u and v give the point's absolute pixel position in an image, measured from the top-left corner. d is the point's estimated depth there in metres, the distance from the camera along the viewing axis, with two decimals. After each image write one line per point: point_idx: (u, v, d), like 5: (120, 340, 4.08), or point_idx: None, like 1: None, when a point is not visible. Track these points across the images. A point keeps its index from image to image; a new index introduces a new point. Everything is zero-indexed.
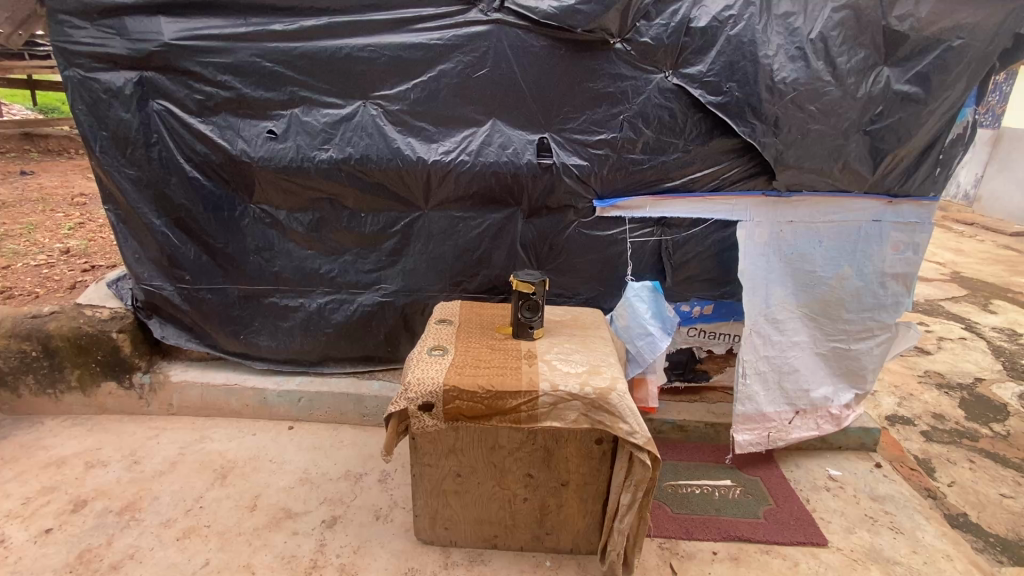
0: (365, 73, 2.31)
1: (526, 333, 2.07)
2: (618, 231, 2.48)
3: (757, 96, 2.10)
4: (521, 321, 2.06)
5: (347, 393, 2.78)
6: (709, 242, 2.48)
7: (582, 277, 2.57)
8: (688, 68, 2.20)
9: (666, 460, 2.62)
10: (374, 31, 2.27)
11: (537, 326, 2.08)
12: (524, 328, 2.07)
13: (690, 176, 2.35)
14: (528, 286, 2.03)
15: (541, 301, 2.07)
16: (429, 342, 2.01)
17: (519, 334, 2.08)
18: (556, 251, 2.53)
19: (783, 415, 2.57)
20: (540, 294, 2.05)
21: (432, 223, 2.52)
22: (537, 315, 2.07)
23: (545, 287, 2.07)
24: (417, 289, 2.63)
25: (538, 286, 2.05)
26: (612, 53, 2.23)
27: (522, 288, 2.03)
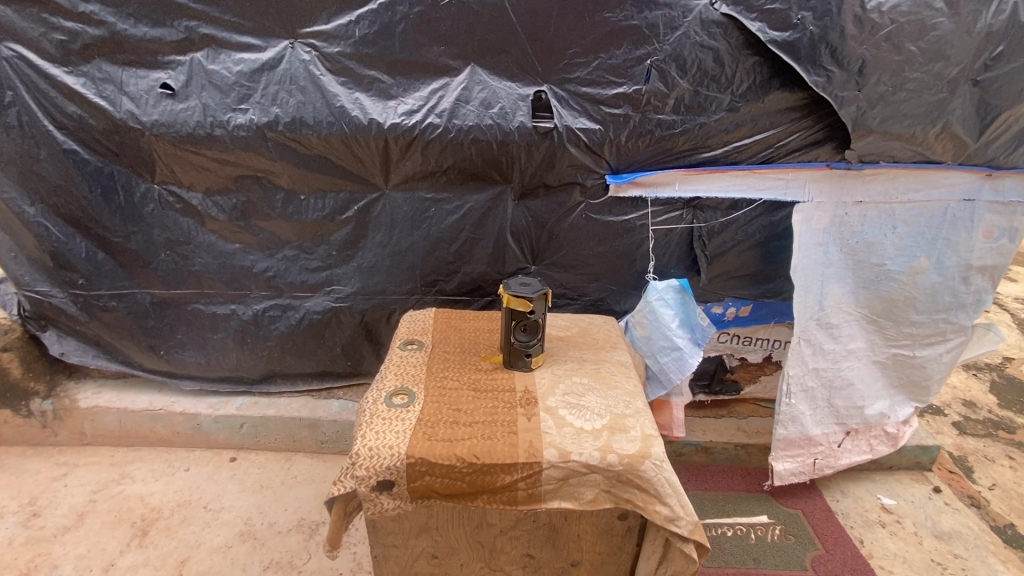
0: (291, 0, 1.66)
1: (521, 364, 1.55)
2: (636, 217, 1.92)
3: (839, 30, 1.53)
4: (514, 347, 1.54)
5: (299, 417, 2.26)
6: (752, 229, 1.93)
7: (589, 273, 2.02)
8: None
9: (690, 490, 2.18)
10: None
11: (537, 353, 1.56)
12: (523, 357, 1.55)
13: (735, 144, 1.77)
14: (525, 302, 1.46)
15: (543, 318, 1.53)
16: (390, 381, 1.47)
17: (513, 367, 1.56)
18: (557, 242, 1.97)
19: (831, 438, 2.09)
20: (542, 309, 1.51)
21: (395, 208, 1.93)
22: (538, 338, 1.54)
23: (546, 302, 1.52)
24: (380, 292, 2.07)
25: (539, 301, 1.50)
26: None
27: (517, 307, 1.48)
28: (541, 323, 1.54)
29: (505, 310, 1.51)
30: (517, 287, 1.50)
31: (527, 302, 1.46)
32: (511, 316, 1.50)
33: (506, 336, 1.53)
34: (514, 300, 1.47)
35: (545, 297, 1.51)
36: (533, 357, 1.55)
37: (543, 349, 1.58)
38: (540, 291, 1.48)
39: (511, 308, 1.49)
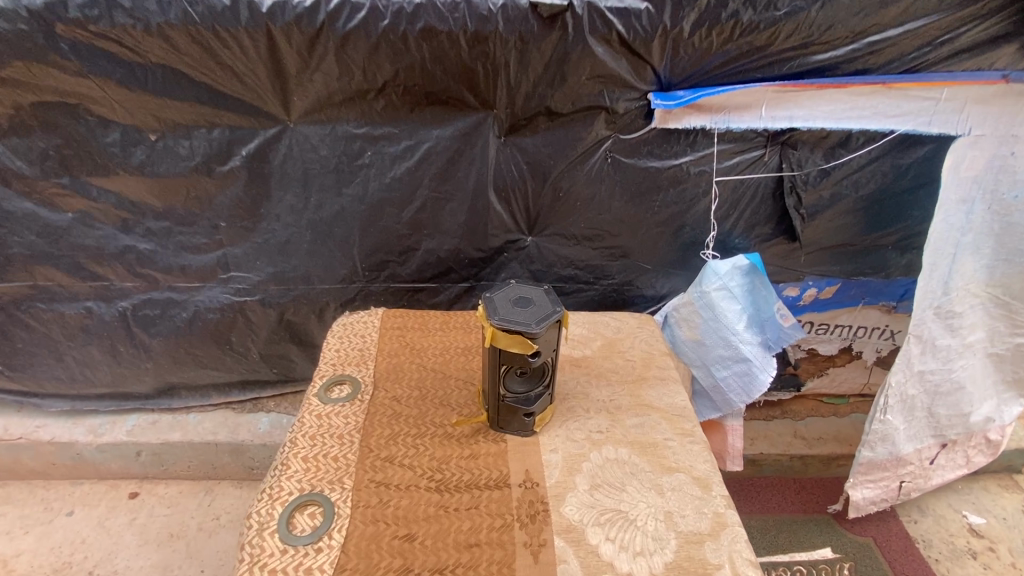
0: None
1: (516, 430, 0.95)
2: (691, 160, 1.22)
3: None
4: (506, 405, 0.93)
5: (214, 442, 1.67)
6: (866, 177, 1.26)
7: (612, 247, 1.36)
8: None
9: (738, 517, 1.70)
10: None
11: (543, 411, 0.96)
12: (520, 421, 0.94)
13: (870, 39, 1.07)
14: (528, 343, 0.82)
15: (553, 357, 0.91)
16: (290, 483, 0.85)
17: (502, 434, 0.95)
18: (566, 201, 1.28)
19: (924, 454, 1.56)
20: (553, 345, 0.89)
21: (309, 153, 1.21)
22: (546, 389, 0.94)
23: (558, 330, 0.88)
24: (302, 280, 1.39)
25: (549, 335, 0.86)
26: None
27: (512, 350, 0.83)
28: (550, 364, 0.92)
29: (490, 349, 0.87)
30: (508, 312, 0.84)
31: (529, 342, 0.82)
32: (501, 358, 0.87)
33: (494, 388, 0.91)
34: (506, 337, 0.83)
35: (558, 326, 0.87)
36: (535, 419, 0.95)
37: (551, 402, 0.97)
38: (551, 320, 0.83)
39: (501, 349, 0.85)
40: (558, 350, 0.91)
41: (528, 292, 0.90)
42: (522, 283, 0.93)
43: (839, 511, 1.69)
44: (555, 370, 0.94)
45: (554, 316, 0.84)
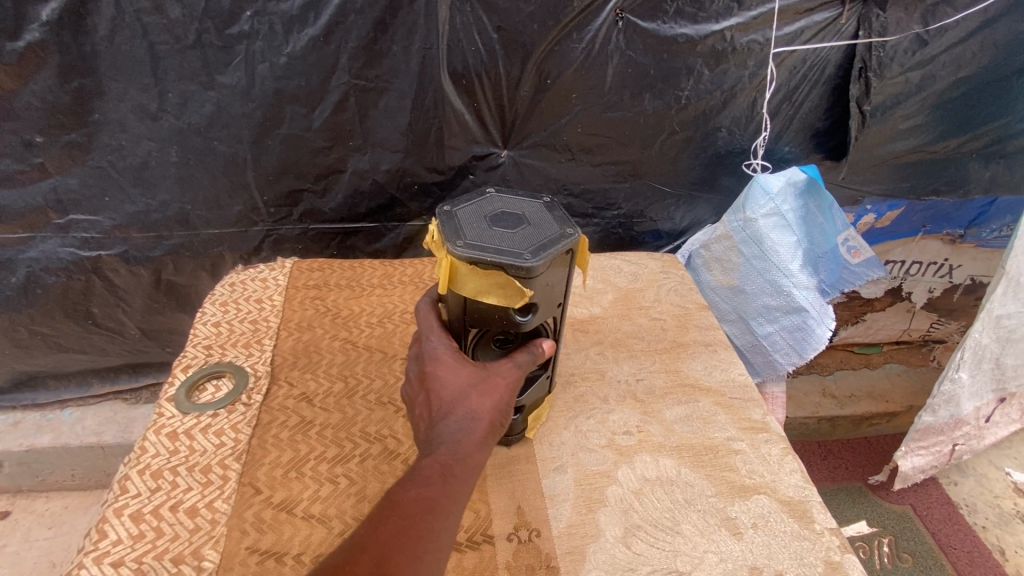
0: None
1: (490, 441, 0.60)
2: (737, 26, 0.84)
3: None
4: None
5: (99, 446, 1.26)
6: (970, 52, 0.90)
7: (618, 162, 0.98)
8: None
9: None
10: None
11: (536, 410, 0.61)
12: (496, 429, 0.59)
13: None
14: (513, 289, 0.46)
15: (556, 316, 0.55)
16: (98, 570, 0.48)
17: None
18: (555, 93, 0.88)
19: (982, 411, 1.30)
20: (557, 298, 0.52)
21: (151, 15, 0.77)
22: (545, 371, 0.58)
23: (567, 271, 0.52)
24: (180, 223, 0.97)
25: (552, 279, 0.49)
26: None
27: (488, 303, 0.47)
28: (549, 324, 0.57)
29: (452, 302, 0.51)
30: (480, 234, 0.48)
31: (523, 289, 0.46)
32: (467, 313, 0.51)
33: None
34: (476, 277, 0.46)
35: (567, 264, 0.51)
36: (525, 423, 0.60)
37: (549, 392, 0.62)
38: (555, 252, 0.46)
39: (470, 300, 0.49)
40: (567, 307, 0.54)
41: (516, 207, 0.53)
42: (509, 194, 0.56)
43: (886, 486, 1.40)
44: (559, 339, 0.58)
45: (562, 245, 0.47)
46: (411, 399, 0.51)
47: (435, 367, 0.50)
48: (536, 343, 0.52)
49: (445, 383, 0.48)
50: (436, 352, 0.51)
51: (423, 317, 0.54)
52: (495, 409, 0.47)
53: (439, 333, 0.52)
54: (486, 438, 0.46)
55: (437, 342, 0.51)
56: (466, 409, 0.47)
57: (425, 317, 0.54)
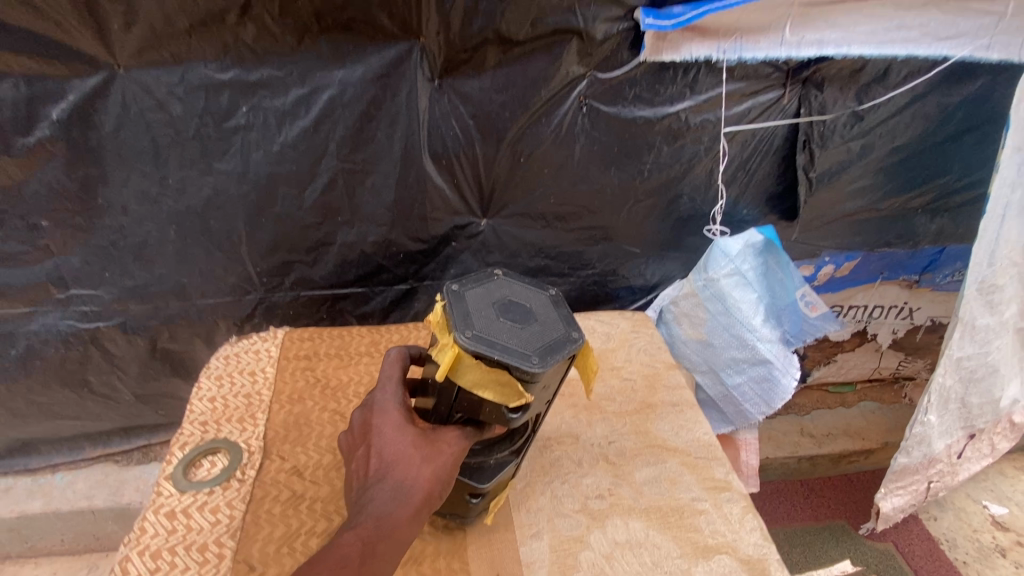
0: None
1: (448, 518, 0.62)
2: (690, 107, 0.92)
3: None
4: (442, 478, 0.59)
5: (91, 509, 1.27)
6: (905, 125, 0.99)
7: (591, 227, 1.05)
8: None
9: (790, 525, 1.46)
10: None
11: (499, 497, 0.63)
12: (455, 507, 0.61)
13: None
14: (514, 390, 0.51)
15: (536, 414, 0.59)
16: None
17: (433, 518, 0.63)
18: (528, 169, 0.96)
19: (953, 449, 1.34)
20: (546, 396, 0.57)
21: (154, 113, 0.83)
22: (514, 458, 0.62)
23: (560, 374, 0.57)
24: (176, 295, 1.02)
25: (549, 378, 0.55)
26: None
27: (483, 396, 0.52)
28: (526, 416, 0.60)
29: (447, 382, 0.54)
30: (488, 326, 0.53)
31: (521, 390, 0.51)
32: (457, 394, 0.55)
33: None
34: (478, 372, 0.51)
35: (566, 365, 0.56)
36: (485, 509, 0.62)
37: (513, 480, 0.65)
38: (558, 360, 0.52)
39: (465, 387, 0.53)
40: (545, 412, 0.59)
41: (523, 298, 0.58)
42: (513, 278, 0.61)
43: (871, 530, 1.42)
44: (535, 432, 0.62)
45: (567, 355, 0.53)
46: (354, 449, 0.56)
47: (381, 425, 0.54)
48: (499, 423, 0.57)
49: (387, 444, 0.53)
50: (386, 408, 0.55)
51: (388, 368, 0.59)
52: (430, 479, 0.51)
53: (394, 389, 0.57)
54: (415, 509, 0.50)
55: (389, 399, 0.56)
56: (401, 476, 0.51)
57: (391, 366, 0.60)
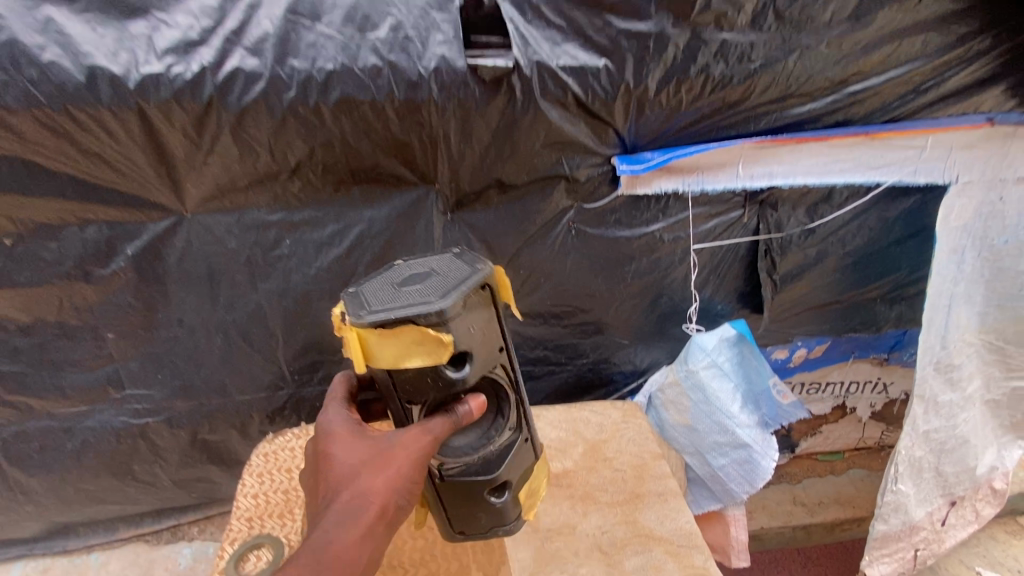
0: None
1: (495, 518, 0.78)
2: (663, 227, 1.08)
3: None
4: (466, 492, 0.75)
5: None
6: (854, 235, 1.14)
7: (584, 324, 1.19)
8: None
9: None
10: None
11: (522, 481, 0.79)
12: (493, 507, 0.77)
13: (850, 88, 0.93)
14: (426, 336, 0.60)
15: (496, 375, 0.71)
16: None
17: (484, 529, 0.79)
18: (527, 280, 1.11)
19: (935, 516, 1.40)
20: (481, 340, 0.66)
21: (212, 246, 1.00)
22: (516, 435, 0.76)
23: (485, 312, 0.66)
24: (217, 392, 1.15)
25: (466, 321, 0.64)
26: None
27: (416, 365, 0.62)
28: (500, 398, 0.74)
29: (385, 379, 0.65)
30: (385, 299, 0.62)
31: (434, 334, 0.60)
32: (404, 390, 0.66)
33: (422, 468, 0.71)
34: (396, 345, 0.61)
35: (478, 299, 0.65)
36: (518, 496, 0.78)
37: (533, 460, 0.80)
38: (462, 293, 0.62)
39: (397, 370, 0.63)
40: (507, 350, 0.70)
41: (422, 267, 0.68)
42: (416, 258, 0.71)
43: None
44: (517, 409, 0.75)
45: (467, 289, 0.63)
46: (314, 467, 0.69)
47: (332, 448, 0.67)
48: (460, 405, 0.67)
49: (338, 462, 0.66)
50: (335, 430, 0.69)
51: (333, 398, 0.74)
52: (376, 487, 0.63)
53: (341, 414, 0.71)
54: (365, 516, 0.62)
55: (337, 422, 0.69)
56: (351, 488, 0.64)
57: (336, 396, 0.74)
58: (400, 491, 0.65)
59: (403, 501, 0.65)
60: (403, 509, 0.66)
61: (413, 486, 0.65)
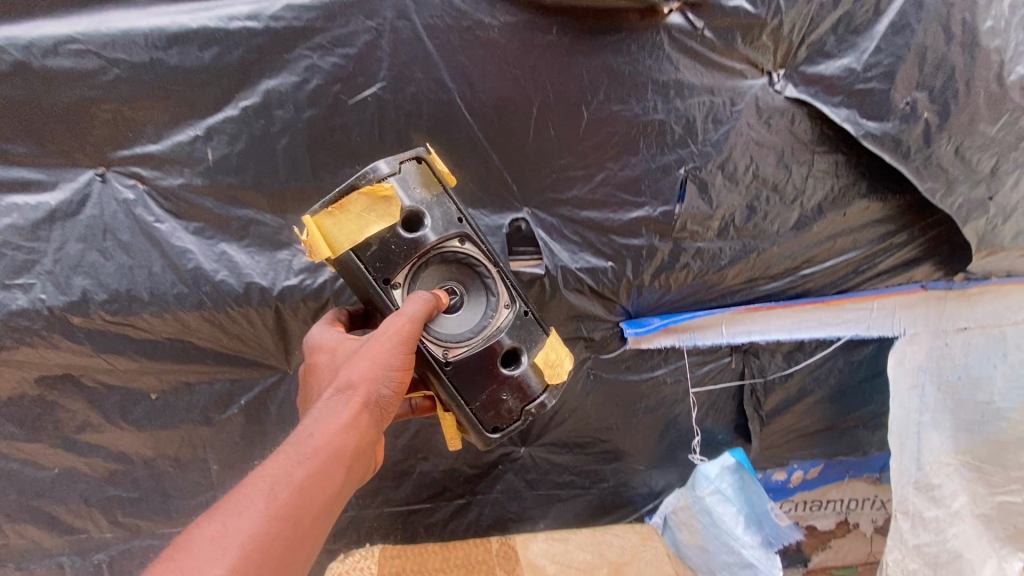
0: (58, 112, 0.95)
1: (521, 396, 0.88)
2: (667, 372, 1.31)
3: (980, 119, 1.00)
4: (485, 379, 0.86)
5: None
6: (828, 376, 1.37)
7: (604, 451, 1.40)
8: (817, 68, 1.00)
9: None
10: (121, 16, 0.92)
11: (537, 349, 0.89)
12: (515, 379, 0.87)
13: (802, 271, 1.21)
14: (372, 198, 0.79)
15: (467, 253, 0.86)
16: None
17: (516, 418, 0.89)
18: (555, 417, 1.33)
19: None
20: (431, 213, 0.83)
21: None
22: (513, 309, 0.88)
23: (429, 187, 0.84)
24: None
25: (406, 177, 0.82)
26: (663, 37, 0.98)
27: (376, 230, 0.79)
28: (485, 280, 0.88)
29: (353, 261, 0.80)
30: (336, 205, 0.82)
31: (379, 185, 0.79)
32: (374, 268, 0.81)
33: (433, 359, 0.83)
34: (349, 218, 0.79)
35: (417, 171, 0.83)
36: (536, 363, 0.88)
37: (544, 336, 0.90)
38: (395, 159, 0.82)
39: (361, 245, 0.80)
40: (466, 220, 0.85)
41: None
42: None
43: None
44: (504, 285, 0.88)
45: (399, 163, 0.82)
46: (312, 386, 0.81)
47: (326, 359, 0.81)
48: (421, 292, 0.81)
49: (330, 366, 0.79)
50: (328, 345, 0.83)
51: (325, 326, 0.89)
52: (355, 368, 0.73)
53: (331, 335, 0.85)
54: (347, 396, 0.71)
55: (329, 339, 0.84)
56: (337, 375, 0.74)
57: (327, 323, 0.90)
58: (380, 382, 0.74)
59: (385, 391, 0.74)
60: (388, 398, 0.74)
61: (391, 376, 0.74)
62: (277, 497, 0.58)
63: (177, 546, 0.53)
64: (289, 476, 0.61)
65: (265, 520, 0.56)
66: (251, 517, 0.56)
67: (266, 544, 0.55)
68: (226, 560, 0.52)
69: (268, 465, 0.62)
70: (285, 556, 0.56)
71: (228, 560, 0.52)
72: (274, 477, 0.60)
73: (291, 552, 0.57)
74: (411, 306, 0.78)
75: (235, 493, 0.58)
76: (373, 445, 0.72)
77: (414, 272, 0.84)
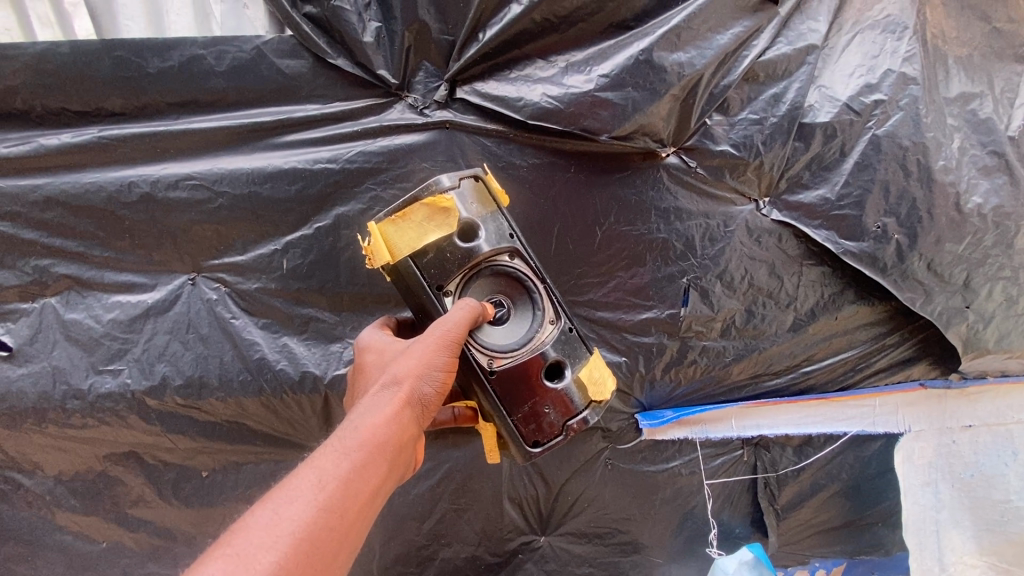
0: (170, 230, 1.18)
1: (564, 410, 0.94)
2: (682, 462, 1.37)
3: (944, 241, 1.16)
4: (530, 390, 0.94)
5: None
6: (840, 470, 1.41)
7: (622, 542, 1.43)
8: (799, 196, 1.19)
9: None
10: (229, 159, 1.16)
11: (580, 365, 0.96)
12: (557, 393, 0.94)
13: (802, 368, 1.31)
14: (433, 211, 0.91)
15: (516, 268, 0.97)
16: None
17: (557, 431, 0.95)
18: (575, 505, 1.39)
19: None
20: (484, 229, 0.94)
21: None
22: (558, 326, 0.97)
23: (484, 203, 0.96)
24: None
25: (463, 194, 0.93)
26: (665, 172, 1.18)
27: (434, 237, 0.91)
28: (532, 295, 0.98)
29: (411, 266, 0.92)
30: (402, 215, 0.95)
31: (439, 199, 0.91)
32: (430, 275, 0.92)
33: (479, 368, 0.92)
34: (411, 228, 0.91)
35: (473, 187, 0.95)
36: (579, 378, 0.95)
37: (587, 354, 0.98)
38: (455, 178, 0.94)
39: (419, 251, 0.91)
40: (516, 236, 0.97)
41: None
42: None
43: None
44: (549, 302, 0.98)
45: (460, 180, 0.94)
46: (360, 381, 0.91)
47: (374, 359, 0.90)
48: (466, 299, 0.91)
49: (378, 366, 0.88)
50: (377, 345, 0.93)
51: (374, 328, 1.00)
52: (402, 366, 0.82)
53: (379, 335, 0.95)
54: (393, 394, 0.80)
55: (378, 339, 0.94)
56: (385, 373, 0.83)
57: (376, 326, 1.01)
58: (423, 381, 0.83)
59: (425, 390, 0.82)
60: (428, 396, 0.82)
61: (433, 375, 0.83)
62: (326, 488, 0.66)
63: (238, 530, 0.61)
64: (335, 469, 0.69)
65: (314, 509, 0.64)
66: (301, 506, 0.64)
67: (314, 531, 0.63)
68: (280, 546, 0.60)
69: (317, 458, 0.70)
70: (331, 540, 0.64)
71: (282, 545, 0.60)
72: (322, 470, 0.68)
73: (337, 537, 0.65)
74: (455, 311, 0.88)
75: (288, 482, 0.66)
76: (413, 439, 0.80)
77: (465, 281, 0.95)
